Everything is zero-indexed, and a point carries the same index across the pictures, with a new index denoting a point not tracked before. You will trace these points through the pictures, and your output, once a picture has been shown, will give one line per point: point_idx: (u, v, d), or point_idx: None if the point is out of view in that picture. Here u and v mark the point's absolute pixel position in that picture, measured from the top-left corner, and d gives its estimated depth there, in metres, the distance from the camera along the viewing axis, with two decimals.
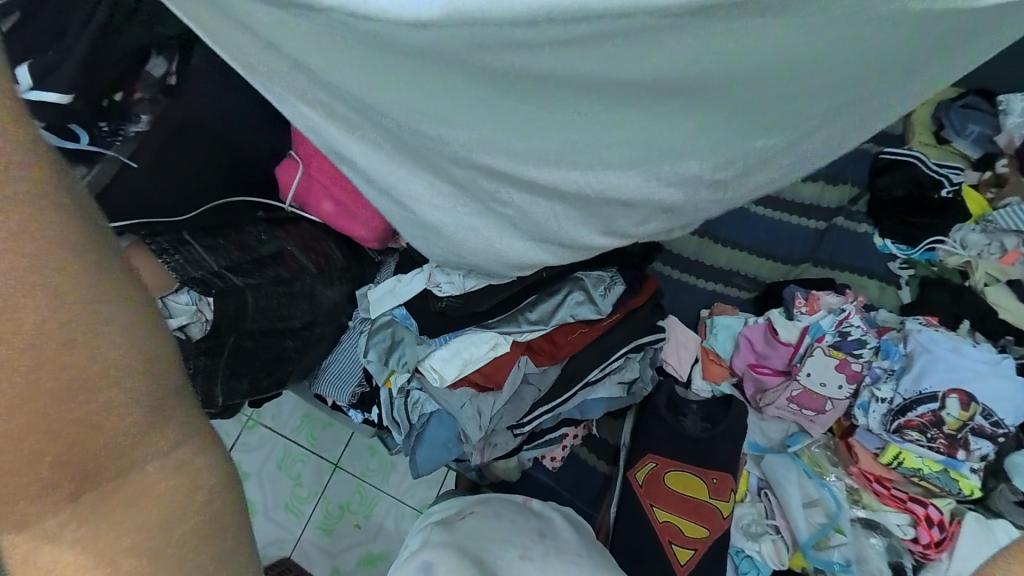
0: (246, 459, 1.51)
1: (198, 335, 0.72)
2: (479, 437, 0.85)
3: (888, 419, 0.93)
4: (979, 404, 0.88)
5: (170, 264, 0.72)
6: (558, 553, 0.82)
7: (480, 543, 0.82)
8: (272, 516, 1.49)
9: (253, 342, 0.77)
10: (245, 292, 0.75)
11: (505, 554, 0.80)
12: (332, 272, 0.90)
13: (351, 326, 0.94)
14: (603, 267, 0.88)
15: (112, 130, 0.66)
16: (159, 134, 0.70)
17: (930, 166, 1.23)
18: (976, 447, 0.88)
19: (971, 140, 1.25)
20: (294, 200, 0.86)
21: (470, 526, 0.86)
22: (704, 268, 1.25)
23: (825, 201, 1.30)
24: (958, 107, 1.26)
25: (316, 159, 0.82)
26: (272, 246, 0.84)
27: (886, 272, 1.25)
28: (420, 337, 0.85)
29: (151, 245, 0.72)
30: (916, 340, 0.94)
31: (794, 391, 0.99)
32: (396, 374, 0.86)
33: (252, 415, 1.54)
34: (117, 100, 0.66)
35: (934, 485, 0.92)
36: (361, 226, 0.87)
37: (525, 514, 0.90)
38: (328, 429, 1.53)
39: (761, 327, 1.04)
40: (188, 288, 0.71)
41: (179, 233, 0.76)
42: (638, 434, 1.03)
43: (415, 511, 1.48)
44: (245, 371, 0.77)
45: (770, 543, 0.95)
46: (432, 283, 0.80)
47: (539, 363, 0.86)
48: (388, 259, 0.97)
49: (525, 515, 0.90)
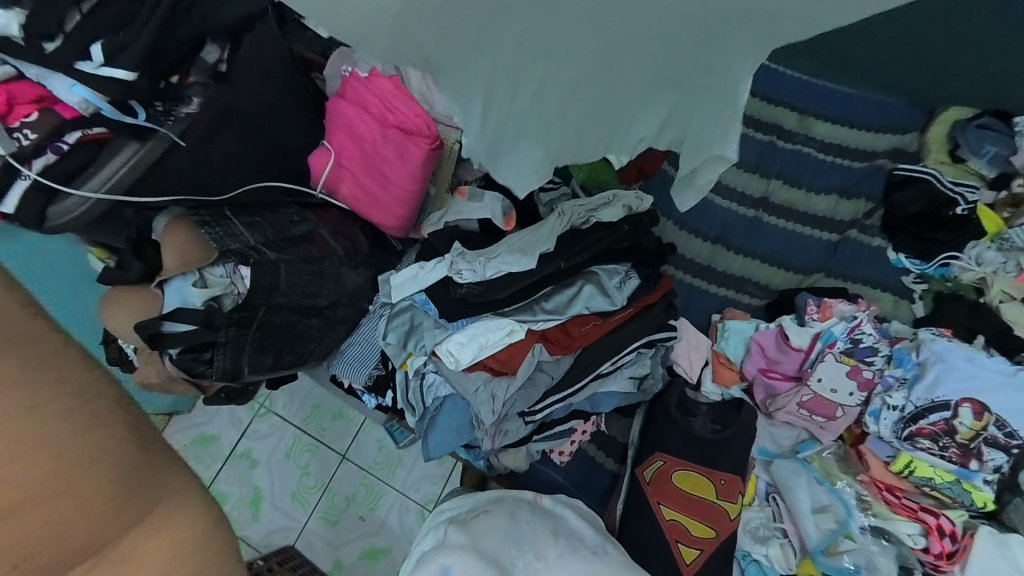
0: (256, 446, 1.54)
1: (231, 305, 0.77)
2: (492, 421, 0.87)
3: (900, 426, 0.93)
4: (994, 414, 0.87)
5: (211, 236, 0.76)
6: (574, 554, 0.83)
7: (494, 545, 0.83)
8: (279, 504, 1.50)
9: (281, 317, 0.81)
10: (279, 267, 0.79)
11: (520, 557, 0.82)
12: (357, 257, 0.93)
13: (371, 310, 0.96)
14: (618, 262, 0.91)
15: (166, 111, 0.72)
16: (207, 116, 0.76)
17: (945, 184, 1.24)
18: (990, 458, 0.87)
19: (987, 160, 1.26)
20: (324, 186, 0.93)
21: (484, 527, 0.86)
22: (716, 274, 1.27)
23: (839, 214, 1.32)
24: (975, 126, 1.27)
25: (348, 150, 0.89)
26: (303, 228, 0.88)
27: (900, 286, 1.25)
28: (437, 322, 0.87)
29: (194, 218, 0.77)
30: (929, 349, 0.94)
31: (805, 396, 0.99)
32: (413, 357, 0.89)
33: (266, 402, 1.56)
34: (173, 83, 0.71)
35: (946, 496, 0.92)
36: (387, 214, 0.92)
37: (537, 514, 0.91)
38: (337, 421, 1.55)
39: (772, 333, 1.05)
40: (224, 262, 0.78)
41: (220, 210, 0.81)
42: (648, 432, 1.05)
43: (419, 507, 1.48)
44: (270, 345, 0.81)
45: (779, 547, 0.95)
46: (453, 270, 0.85)
47: (553, 352, 0.88)
48: (409, 248, 1.01)
49: (536, 514, 0.91)
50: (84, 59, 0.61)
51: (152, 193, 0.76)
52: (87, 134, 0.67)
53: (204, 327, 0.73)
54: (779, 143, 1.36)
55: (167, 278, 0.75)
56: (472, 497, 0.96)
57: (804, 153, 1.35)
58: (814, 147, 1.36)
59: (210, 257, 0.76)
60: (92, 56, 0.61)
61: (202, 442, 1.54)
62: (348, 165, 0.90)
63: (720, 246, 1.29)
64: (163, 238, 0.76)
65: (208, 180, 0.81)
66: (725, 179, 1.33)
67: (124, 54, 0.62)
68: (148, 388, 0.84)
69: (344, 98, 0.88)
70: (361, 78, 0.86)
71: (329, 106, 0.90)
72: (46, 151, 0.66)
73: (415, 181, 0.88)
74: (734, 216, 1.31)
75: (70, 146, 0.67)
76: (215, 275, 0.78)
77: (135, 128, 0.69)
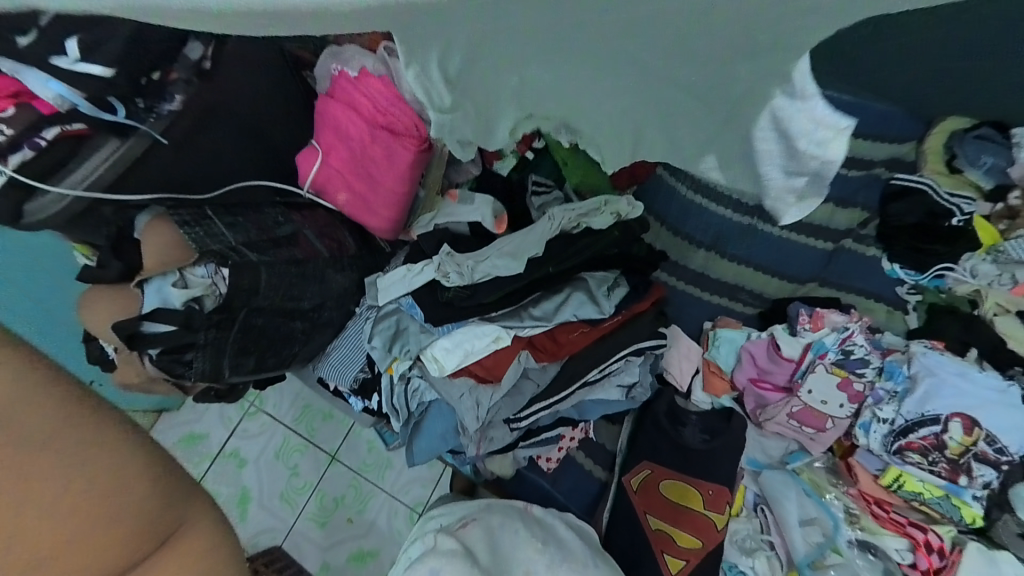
0: (244, 445, 1.52)
1: (212, 308, 0.76)
2: (476, 428, 0.85)
3: (889, 440, 0.92)
4: (984, 430, 0.86)
5: (190, 236, 0.75)
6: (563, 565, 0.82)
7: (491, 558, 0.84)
8: (267, 505, 1.48)
9: (263, 319, 0.80)
10: (259, 269, 0.78)
11: None
12: (343, 258, 0.92)
13: (357, 313, 0.95)
14: (607, 268, 0.90)
15: (148, 107, 0.71)
16: (188, 114, 0.76)
17: (942, 195, 1.18)
18: (980, 474, 0.86)
19: (983, 171, 1.18)
20: (312, 186, 0.92)
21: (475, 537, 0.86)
22: (711, 282, 1.30)
23: (835, 223, 1.26)
24: (973, 136, 1.15)
25: (336, 148, 0.90)
26: (288, 228, 0.87)
27: (894, 297, 1.28)
28: (423, 326, 0.87)
29: (173, 217, 0.76)
30: (921, 362, 0.91)
31: (794, 407, 0.99)
32: (398, 362, 0.87)
33: (255, 402, 1.55)
34: (156, 79, 0.70)
35: (935, 511, 0.91)
36: (376, 217, 0.92)
37: (529, 524, 0.90)
38: (327, 421, 1.54)
39: (764, 343, 1.03)
40: (205, 262, 0.75)
41: (201, 209, 0.80)
42: (637, 440, 1.04)
43: (409, 510, 1.47)
44: (252, 346, 0.80)
45: (764, 559, 0.94)
46: (440, 273, 0.83)
47: (540, 360, 0.87)
48: (398, 250, 1.01)
49: (525, 525, 0.90)
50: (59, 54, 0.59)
51: (133, 188, 0.75)
52: (66, 130, 0.65)
53: (182, 328, 0.71)
54: None
55: (146, 278, 0.73)
56: (461, 504, 0.95)
57: None
58: None
59: (189, 257, 0.75)
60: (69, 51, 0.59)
61: (190, 441, 1.52)
62: (335, 164, 0.90)
63: (715, 253, 1.27)
64: (144, 240, 0.75)
65: (193, 174, 0.82)
66: None
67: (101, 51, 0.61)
68: (127, 389, 0.82)
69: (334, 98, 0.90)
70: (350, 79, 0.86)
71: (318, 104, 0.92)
72: (22, 146, 0.64)
73: (403, 183, 0.89)
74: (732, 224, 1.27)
75: (48, 142, 0.65)
76: (196, 275, 0.75)
77: (115, 125, 0.69)
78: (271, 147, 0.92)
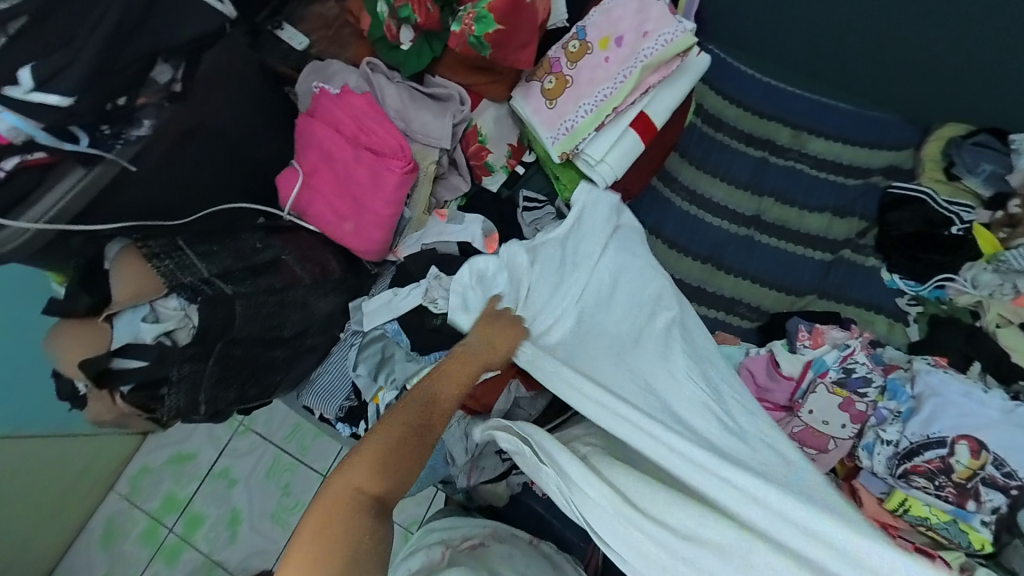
0: (235, 464, 1.48)
1: (187, 341, 0.72)
2: (464, 460, 0.82)
3: (894, 462, 0.89)
4: (991, 453, 0.84)
5: (161, 269, 0.72)
6: None
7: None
8: (257, 525, 1.43)
9: (241, 351, 0.76)
10: (235, 301, 0.74)
11: None
12: (327, 283, 0.89)
13: (343, 339, 0.91)
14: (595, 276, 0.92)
15: (114, 133, 0.68)
16: (158, 138, 0.72)
17: (940, 203, 1.23)
18: (987, 498, 0.84)
19: (982, 179, 1.23)
20: (293, 208, 0.90)
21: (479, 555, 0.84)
22: (707, 295, 1.24)
23: (833, 233, 1.30)
24: (970, 143, 1.25)
25: (319, 170, 0.89)
26: (267, 254, 0.84)
27: (894, 308, 1.21)
28: (410, 354, 0.86)
29: (144, 249, 0.73)
30: (924, 382, 0.92)
31: (796, 428, 0.95)
32: (385, 391, 0.84)
33: (245, 420, 1.51)
34: (122, 105, 0.67)
35: (942, 536, 0.85)
36: (361, 239, 0.88)
37: (534, 556, 0.88)
38: (319, 439, 1.49)
39: (763, 359, 1.01)
40: (177, 294, 0.72)
41: (174, 239, 0.76)
42: None
43: (403, 530, 1.43)
44: (231, 379, 0.76)
45: None
46: (429, 299, 0.86)
47: (530, 388, 0.85)
48: (384, 271, 0.97)
49: (535, 556, 0.89)
50: (12, 84, 0.57)
51: (107, 219, 0.73)
52: (28, 160, 0.63)
53: (156, 363, 0.68)
54: (772, 159, 1.36)
55: (117, 310, 0.70)
56: (467, 521, 0.93)
57: (796, 170, 1.35)
58: (806, 163, 1.35)
59: (160, 289, 0.71)
60: (21, 81, 0.57)
61: (180, 460, 1.48)
62: (317, 184, 0.89)
63: (711, 266, 1.27)
64: (113, 267, 0.71)
65: (166, 201, 0.78)
66: (717, 196, 1.33)
67: (59, 79, 0.59)
68: (100, 424, 0.79)
69: (315, 117, 0.91)
70: (332, 97, 0.90)
71: (299, 124, 0.92)
72: None
73: (389, 204, 0.87)
74: (727, 234, 1.30)
75: (7, 174, 0.62)
76: (169, 307, 0.72)
77: (81, 154, 0.66)
78: (259, 170, 0.91)
